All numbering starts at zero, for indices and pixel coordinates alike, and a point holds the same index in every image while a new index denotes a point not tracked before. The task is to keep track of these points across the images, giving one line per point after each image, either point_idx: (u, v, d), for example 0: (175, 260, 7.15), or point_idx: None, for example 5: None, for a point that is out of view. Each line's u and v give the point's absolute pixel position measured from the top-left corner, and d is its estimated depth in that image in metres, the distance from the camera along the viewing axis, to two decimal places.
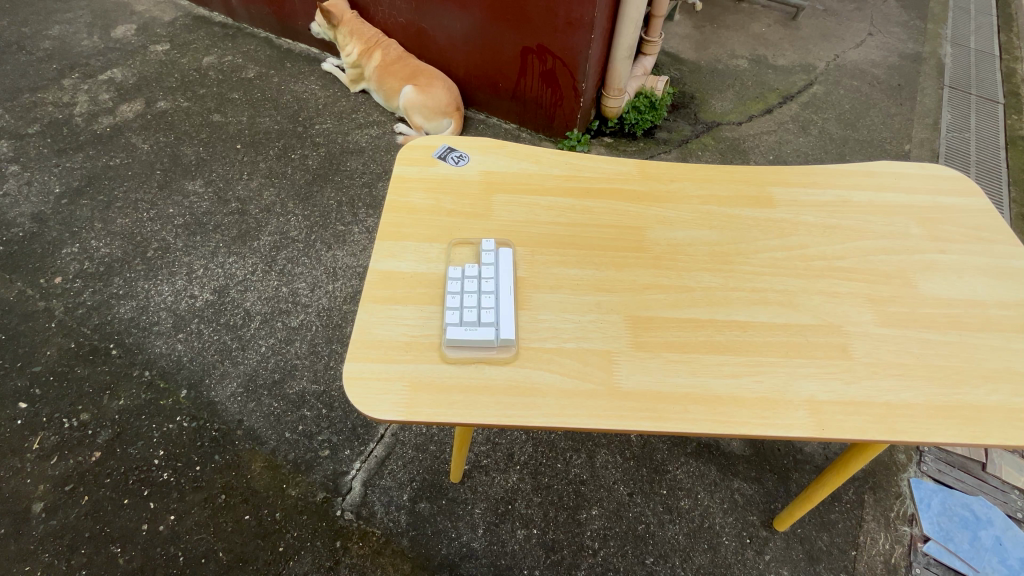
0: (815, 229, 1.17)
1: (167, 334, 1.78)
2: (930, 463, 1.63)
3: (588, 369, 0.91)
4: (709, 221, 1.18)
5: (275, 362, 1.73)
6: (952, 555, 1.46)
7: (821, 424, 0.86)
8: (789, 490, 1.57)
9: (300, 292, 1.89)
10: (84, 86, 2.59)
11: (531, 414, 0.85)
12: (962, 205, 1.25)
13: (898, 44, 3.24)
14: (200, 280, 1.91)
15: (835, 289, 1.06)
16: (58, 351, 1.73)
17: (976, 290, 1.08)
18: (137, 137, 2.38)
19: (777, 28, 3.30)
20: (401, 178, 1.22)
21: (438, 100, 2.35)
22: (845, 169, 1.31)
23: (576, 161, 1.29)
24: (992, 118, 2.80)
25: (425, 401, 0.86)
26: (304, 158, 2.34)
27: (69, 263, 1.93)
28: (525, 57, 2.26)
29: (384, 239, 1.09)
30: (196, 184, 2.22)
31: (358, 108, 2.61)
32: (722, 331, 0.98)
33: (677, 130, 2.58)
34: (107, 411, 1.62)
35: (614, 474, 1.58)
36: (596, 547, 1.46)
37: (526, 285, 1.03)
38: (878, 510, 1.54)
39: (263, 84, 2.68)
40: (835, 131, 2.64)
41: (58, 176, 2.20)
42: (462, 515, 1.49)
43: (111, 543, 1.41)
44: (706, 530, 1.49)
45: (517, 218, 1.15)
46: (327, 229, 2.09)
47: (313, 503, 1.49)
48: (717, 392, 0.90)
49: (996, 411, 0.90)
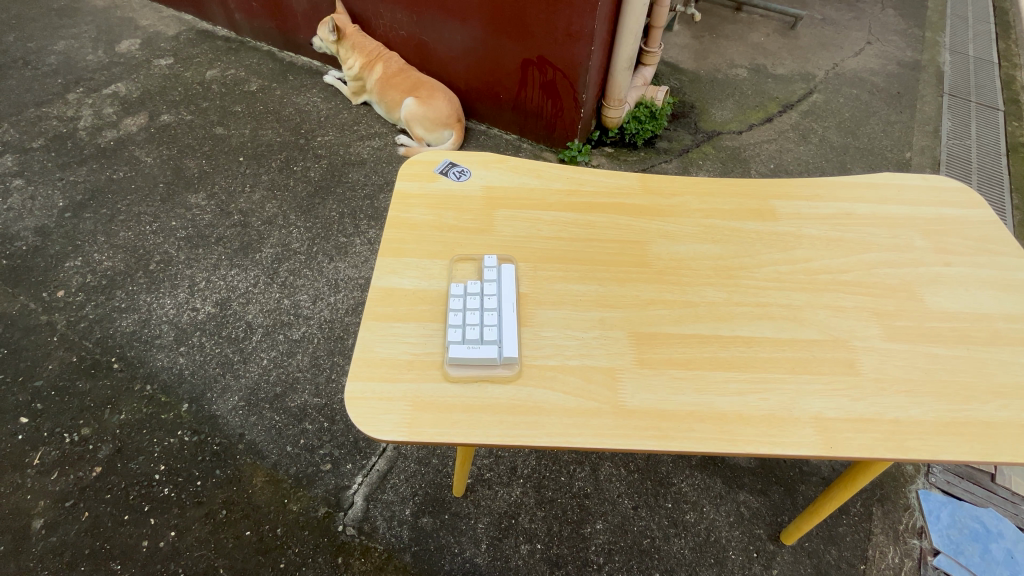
0: (819, 242, 1.17)
1: (169, 347, 1.77)
2: (938, 475, 1.61)
3: (592, 388, 0.90)
4: (712, 234, 1.17)
5: (277, 375, 1.72)
6: (963, 569, 1.44)
7: (830, 443, 0.85)
8: (795, 502, 1.55)
9: (302, 304, 1.89)
10: (89, 100, 2.61)
11: (534, 434, 0.84)
12: (965, 216, 1.24)
13: (896, 52, 3.25)
14: (202, 292, 1.91)
15: (840, 302, 1.05)
16: (60, 364, 1.73)
17: (983, 303, 1.07)
18: (140, 150, 2.39)
19: (776, 38, 3.31)
20: (403, 193, 1.22)
21: (440, 111, 2.36)
22: (848, 181, 1.31)
23: (578, 175, 1.29)
24: (992, 126, 2.80)
25: (428, 420, 0.85)
26: (306, 170, 2.35)
27: (72, 276, 1.94)
28: (526, 69, 2.27)
29: (386, 256, 1.08)
30: (198, 198, 2.22)
31: (359, 120, 2.62)
32: (728, 346, 0.97)
33: (677, 140, 2.59)
34: (108, 425, 1.61)
35: (618, 487, 1.56)
36: (602, 562, 1.44)
37: (529, 301, 1.03)
38: (886, 523, 1.52)
39: (265, 97, 2.70)
40: (835, 140, 2.65)
41: (62, 190, 2.21)
42: (465, 530, 1.47)
43: (111, 560, 1.39)
44: (713, 544, 1.47)
45: (520, 233, 1.15)
46: (328, 241, 2.09)
47: (314, 518, 1.48)
48: (722, 410, 0.89)
49: (1007, 427, 0.89)
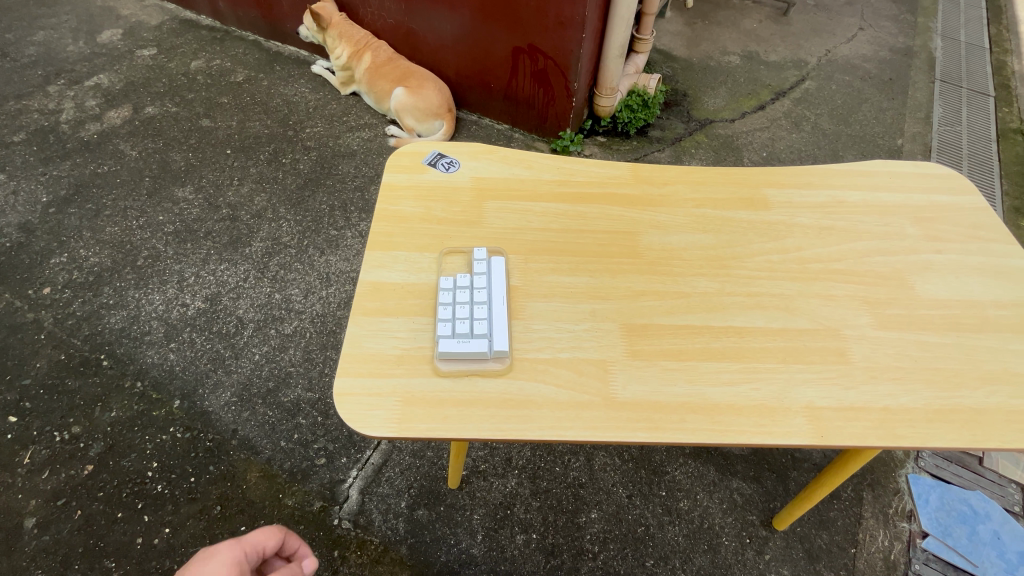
0: (810, 230, 1.16)
1: (159, 343, 1.76)
2: (928, 459, 1.63)
3: (584, 380, 0.90)
4: (704, 224, 1.17)
5: (270, 370, 1.71)
6: (951, 551, 1.46)
7: (821, 432, 0.85)
8: (788, 488, 1.57)
9: (293, 298, 1.87)
10: (70, 92, 2.55)
11: (526, 428, 0.84)
12: (956, 203, 1.25)
13: (888, 38, 3.24)
14: (191, 287, 1.89)
15: (832, 291, 1.05)
16: (48, 362, 1.70)
17: (973, 290, 1.08)
18: (125, 143, 2.35)
19: (768, 24, 3.29)
20: (390, 185, 1.20)
21: (430, 101, 2.33)
22: (839, 169, 1.31)
23: (568, 165, 1.28)
24: (983, 111, 2.80)
25: (418, 415, 0.85)
26: (296, 163, 2.32)
27: (58, 273, 1.91)
28: (516, 57, 2.25)
29: (374, 249, 1.07)
30: (185, 191, 2.19)
31: (349, 111, 2.59)
32: (719, 337, 0.97)
33: (670, 128, 2.57)
34: (99, 423, 1.59)
35: (613, 476, 1.57)
36: (597, 550, 1.45)
37: (520, 294, 1.02)
38: (876, 507, 1.54)
39: (252, 88, 2.65)
40: (828, 127, 2.64)
41: (45, 184, 2.17)
42: (460, 521, 1.48)
43: (105, 558, 1.38)
44: (706, 531, 1.49)
45: (509, 225, 1.14)
46: (319, 234, 2.07)
47: (310, 512, 1.47)
48: (714, 401, 0.89)
49: (997, 413, 0.89)
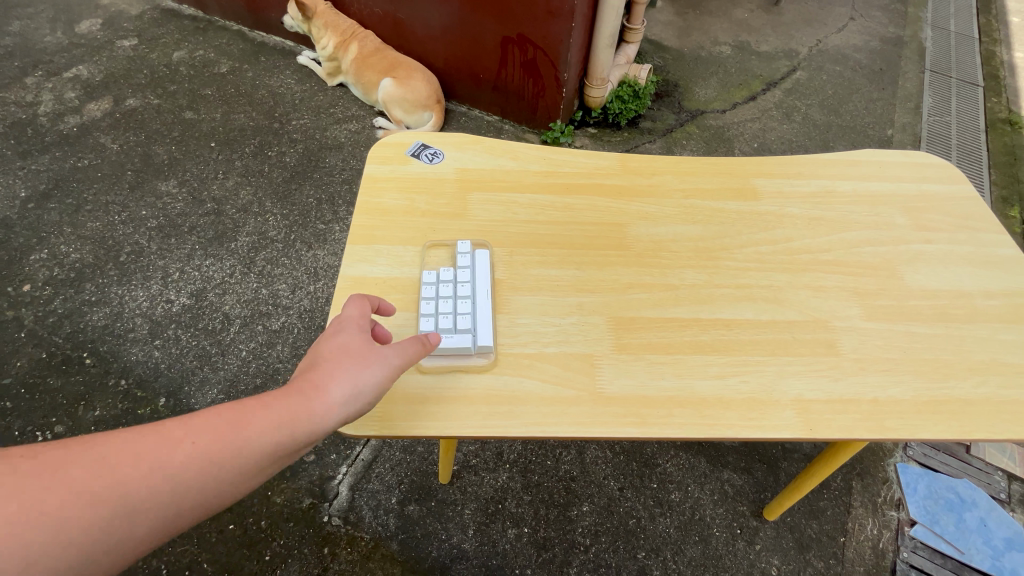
0: (800, 221, 1.15)
1: (144, 341, 1.73)
2: (916, 448, 1.64)
3: (570, 375, 0.89)
4: (693, 215, 1.15)
5: (257, 366, 1.69)
6: (939, 538, 1.47)
7: (810, 424, 0.85)
8: (778, 479, 1.57)
9: (280, 294, 1.85)
10: (49, 84, 2.49)
11: (511, 424, 0.83)
12: (946, 192, 1.24)
13: (879, 27, 3.23)
14: (176, 283, 1.86)
15: (822, 282, 1.04)
16: (29, 361, 1.67)
17: (963, 280, 1.07)
18: (106, 136, 2.30)
19: (759, 13, 3.27)
20: (373, 177, 1.17)
21: (418, 92, 2.29)
22: (829, 159, 1.30)
23: (554, 156, 1.26)
24: (972, 101, 2.81)
25: (400, 412, 0.83)
26: (282, 155, 2.28)
27: (38, 270, 1.87)
28: (505, 47, 2.22)
29: (357, 243, 1.05)
30: (169, 185, 2.15)
31: (335, 102, 2.54)
32: (708, 329, 0.96)
33: (661, 119, 2.55)
34: (82, 422, 1.57)
35: (604, 469, 1.57)
36: (589, 543, 1.44)
37: (505, 288, 1.00)
38: (866, 496, 1.54)
39: (236, 79, 2.60)
40: (818, 117, 2.63)
41: (23, 179, 2.12)
42: (451, 517, 1.47)
43: None
44: (697, 522, 1.49)
45: (495, 218, 1.12)
46: (306, 228, 2.04)
47: (299, 509, 1.46)
48: (702, 394, 0.88)
49: (985, 403, 0.89)
